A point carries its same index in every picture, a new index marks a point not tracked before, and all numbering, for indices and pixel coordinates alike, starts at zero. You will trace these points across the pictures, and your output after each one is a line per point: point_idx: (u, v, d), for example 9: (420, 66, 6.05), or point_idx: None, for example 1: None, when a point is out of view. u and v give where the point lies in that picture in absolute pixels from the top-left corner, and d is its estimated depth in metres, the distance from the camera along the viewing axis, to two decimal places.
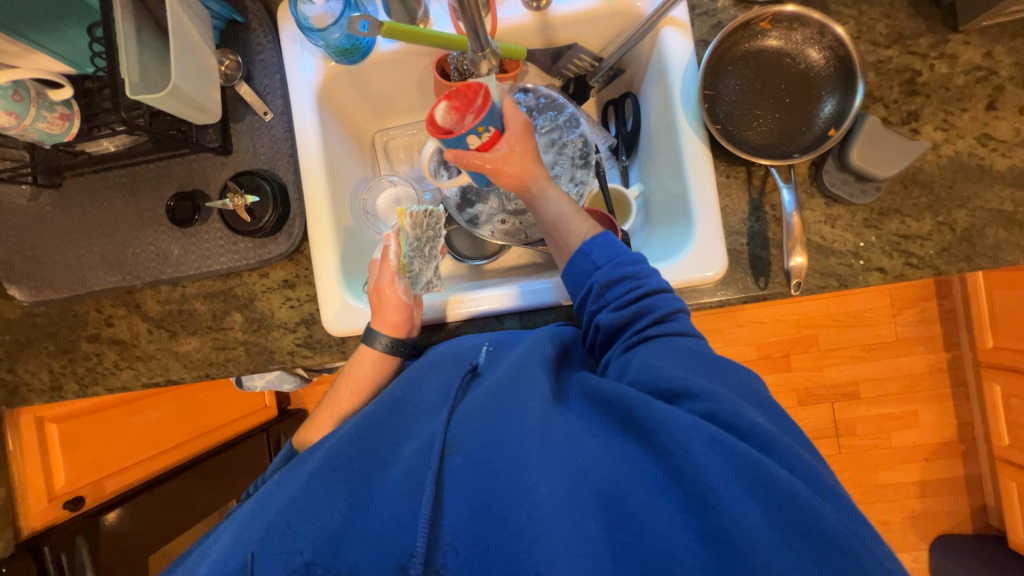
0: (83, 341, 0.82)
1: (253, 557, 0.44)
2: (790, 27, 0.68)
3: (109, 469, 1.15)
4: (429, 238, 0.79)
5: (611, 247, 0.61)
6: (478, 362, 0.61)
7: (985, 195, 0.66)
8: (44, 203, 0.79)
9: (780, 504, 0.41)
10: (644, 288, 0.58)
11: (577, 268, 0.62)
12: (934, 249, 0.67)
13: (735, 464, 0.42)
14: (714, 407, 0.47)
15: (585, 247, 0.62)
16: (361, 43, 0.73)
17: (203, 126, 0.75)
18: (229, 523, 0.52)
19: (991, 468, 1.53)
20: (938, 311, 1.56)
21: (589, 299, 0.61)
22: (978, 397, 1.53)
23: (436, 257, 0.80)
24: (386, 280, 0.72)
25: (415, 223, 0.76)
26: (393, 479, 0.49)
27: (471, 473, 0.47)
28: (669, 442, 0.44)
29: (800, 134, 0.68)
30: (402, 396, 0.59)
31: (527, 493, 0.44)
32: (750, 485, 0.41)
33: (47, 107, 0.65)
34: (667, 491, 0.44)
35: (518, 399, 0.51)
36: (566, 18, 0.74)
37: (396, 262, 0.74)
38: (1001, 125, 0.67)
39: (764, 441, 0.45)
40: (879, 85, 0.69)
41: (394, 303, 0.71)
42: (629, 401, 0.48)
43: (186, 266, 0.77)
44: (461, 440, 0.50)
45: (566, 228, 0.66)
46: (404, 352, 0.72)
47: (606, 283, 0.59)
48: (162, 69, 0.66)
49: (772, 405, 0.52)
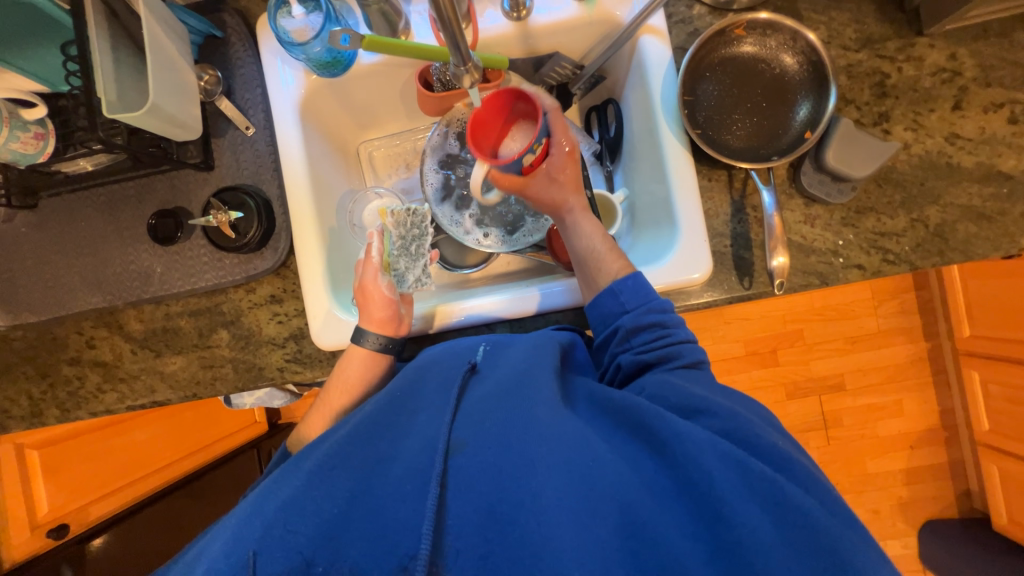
0: (64, 364, 0.80)
1: (255, 556, 0.43)
2: (764, 33, 0.70)
3: (97, 493, 1.13)
4: (414, 237, 0.80)
5: (641, 291, 0.62)
6: (476, 360, 0.60)
7: (954, 191, 0.69)
8: (19, 225, 0.77)
9: (792, 522, 0.42)
10: (671, 339, 0.59)
11: (605, 306, 0.63)
12: (910, 245, 0.69)
13: (750, 483, 0.44)
14: (730, 424, 0.49)
15: (614, 288, 0.63)
16: (344, 55, 0.72)
17: (184, 142, 0.74)
18: (226, 520, 0.51)
19: (973, 453, 1.57)
20: (916, 301, 1.60)
21: (614, 342, 0.62)
22: (958, 384, 1.58)
23: (423, 255, 0.81)
24: (370, 277, 0.72)
25: (398, 223, 0.79)
26: (395, 477, 0.48)
27: (479, 475, 0.46)
28: (683, 455, 0.45)
29: (778, 137, 0.70)
30: (402, 397, 0.57)
31: (538, 499, 0.44)
32: (764, 501, 0.43)
33: (21, 127, 0.64)
34: (678, 502, 0.45)
35: (527, 404, 0.51)
36: (546, 27, 0.75)
37: (379, 259, 0.74)
38: (967, 123, 0.69)
39: (779, 461, 0.47)
40: (851, 88, 0.71)
41: (379, 299, 0.71)
42: (642, 410, 0.49)
43: (169, 284, 0.76)
44: (466, 440, 0.49)
45: (596, 265, 0.67)
46: (393, 349, 0.71)
47: (633, 329, 0.60)
48: (139, 86, 0.65)
49: (774, 417, 0.55)
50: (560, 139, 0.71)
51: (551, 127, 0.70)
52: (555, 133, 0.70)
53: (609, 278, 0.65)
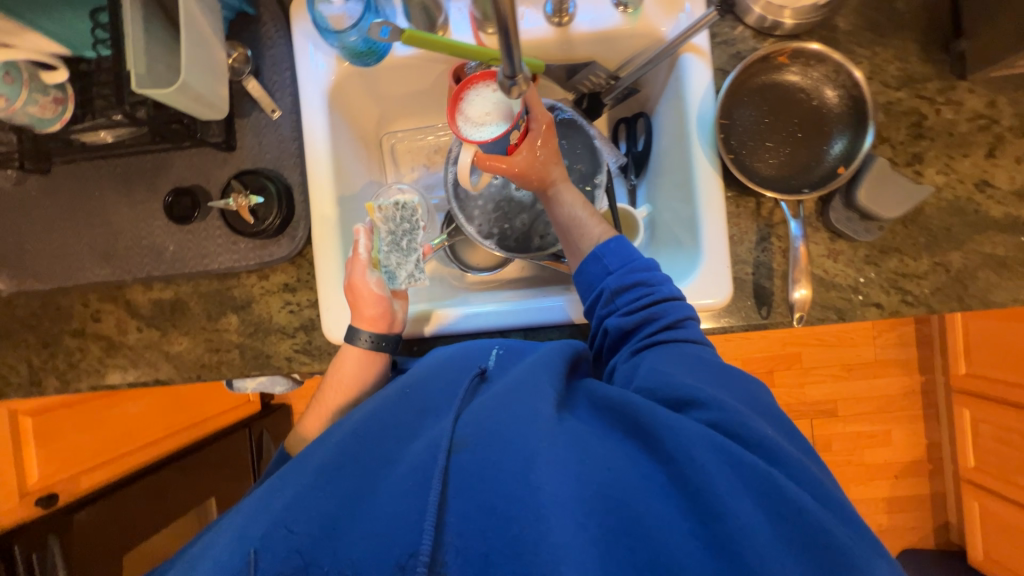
0: (66, 335, 0.79)
1: (256, 554, 0.40)
2: (808, 63, 0.69)
3: (86, 464, 1.12)
4: (406, 231, 0.77)
5: (623, 253, 0.62)
6: (487, 366, 0.57)
7: (979, 239, 0.69)
8: (30, 189, 0.75)
9: (787, 519, 0.40)
10: (655, 296, 0.59)
11: (589, 271, 0.63)
12: (929, 288, 0.69)
13: (745, 478, 0.41)
14: (721, 417, 0.46)
15: (597, 252, 0.63)
16: (378, 46, 0.71)
17: (207, 120, 0.73)
18: (233, 515, 0.47)
19: (955, 487, 1.60)
20: (915, 335, 1.61)
21: (600, 305, 0.62)
22: (948, 419, 1.60)
23: (417, 249, 0.77)
24: (357, 274, 0.70)
25: (388, 218, 0.76)
26: (399, 476, 0.45)
27: (478, 471, 0.44)
28: (674, 449, 0.43)
29: (810, 169, 0.70)
30: (410, 394, 0.54)
31: (534, 493, 0.41)
32: (757, 497, 0.41)
33: (40, 90, 0.63)
34: (674, 500, 0.42)
35: (525, 401, 0.48)
36: (587, 35, 0.74)
37: (367, 256, 0.71)
38: (998, 172, 0.69)
39: (772, 454, 0.44)
40: (888, 126, 0.71)
41: (368, 296, 0.69)
42: (636, 407, 0.47)
43: (181, 263, 0.75)
44: (470, 437, 0.46)
45: (576, 239, 0.67)
46: (387, 346, 0.70)
47: (618, 289, 0.60)
48: (170, 61, 0.63)
49: (783, 419, 0.52)
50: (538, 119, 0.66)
51: (532, 102, 0.65)
52: (536, 108, 0.65)
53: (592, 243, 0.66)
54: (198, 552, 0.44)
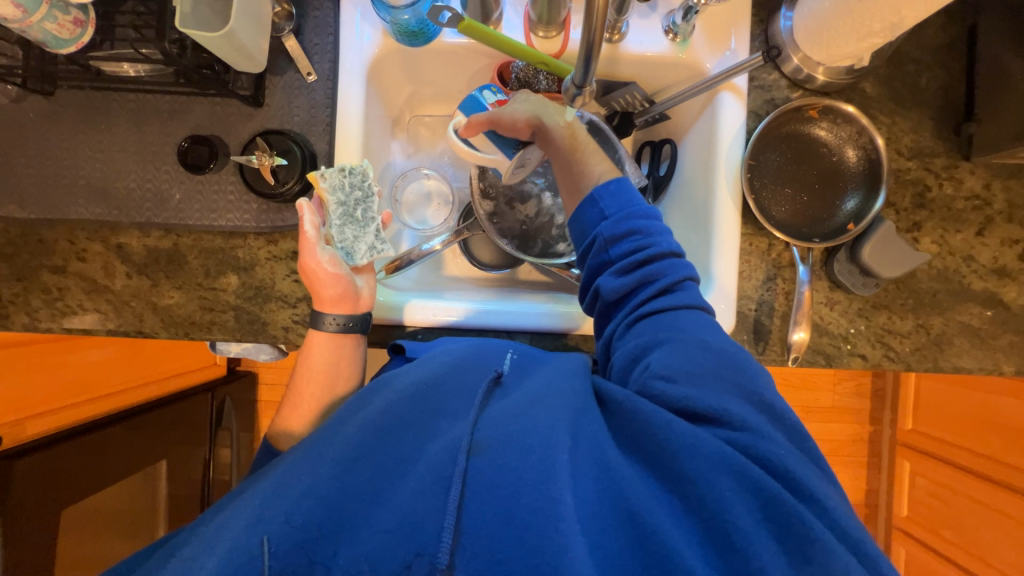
0: (45, 271, 0.73)
1: (269, 543, 0.39)
2: (835, 121, 0.73)
3: (37, 408, 1.04)
4: (359, 199, 0.70)
5: (621, 198, 0.61)
6: (503, 370, 0.56)
7: (959, 308, 0.75)
8: (29, 109, 0.70)
9: (811, 561, 0.41)
10: (649, 253, 0.59)
11: (585, 216, 0.62)
12: (909, 347, 0.75)
13: (762, 507, 0.43)
14: (735, 436, 0.47)
15: (595, 193, 0.62)
16: (429, 28, 0.70)
17: (238, 71, 0.70)
18: (241, 499, 0.45)
19: (886, 533, 1.72)
20: (871, 387, 1.72)
21: (592, 253, 0.61)
22: (888, 469, 1.71)
23: (374, 219, 0.71)
24: (307, 255, 0.65)
25: (334, 187, 0.68)
26: (417, 475, 0.44)
27: (498, 476, 0.44)
28: (692, 471, 0.44)
29: (821, 221, 0.74)
30: (425, 387, 0.52)
31: (555, 505, 0.42)
32: (772, 528, 0.42)
33: (61, 8, 0.59)
34: (689, 520, 0.44)
35: (546, 412, 0.49)
36: (634, 56, 0.75)
37: (316, 233, 0.66)
38: (984, 250, 0.75)
39: (794, 482, 0.45)
40: (896, 192, 0.75)
41: (323, 277, 0.65)
42: (651, 419, 0.47)
43: (186, 214, 0.71)
44: (490, 441, 0.46)
45: (578, 174, 0.65)
46: (355, 328, 0.67)
47: (611, 237, 0.60)
48: (217, 5, 0.60)
49: (792, 422, 0.52)
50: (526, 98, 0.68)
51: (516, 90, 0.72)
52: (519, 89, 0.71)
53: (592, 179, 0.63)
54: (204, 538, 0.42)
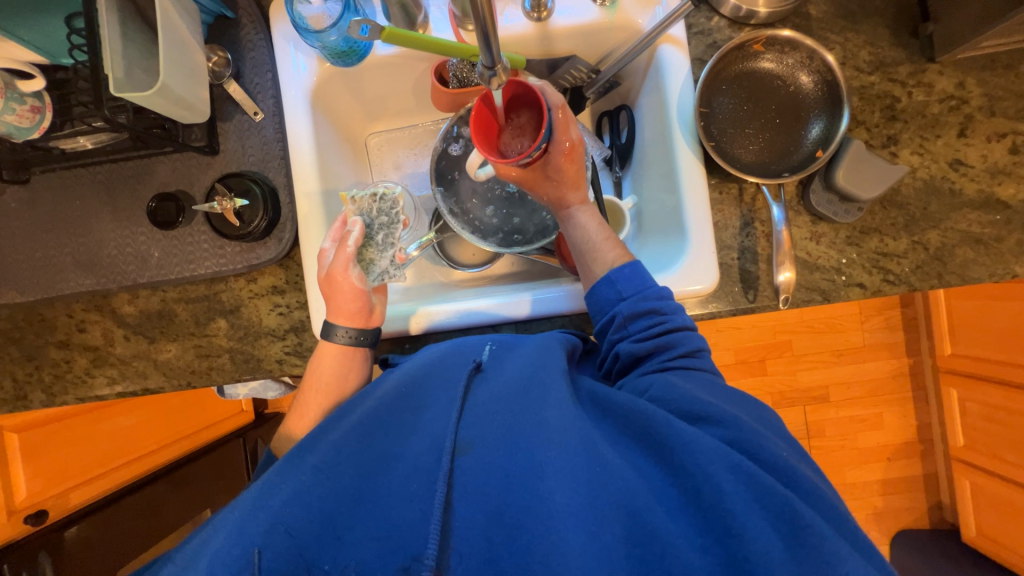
0: (51, 347, 0.77)
1: (259, 553, 0.40)
2: (783, 50, 0.71)
3: (77, 479, 1.10)
4: (383, 224, 0.73)
5: (637, 278, 0.62)
6: (482, 358, 0.57)
7: (955, 217, 0.71)
8: (9, 200, 0.74)
9: (803, 544, 0.40)
10: (667, 326, 0.59)
11: (601, 295, 0.63)
12: (909, 267, 0.71)
13: (761, 498, 0.41)
14: (735, 434, 0.47)
15: (611, 275, 0.62)
16: (359, 45, 0.71)
17: (189, 124, 0.72)
18: (229, 509, 0.47)
19: (947, 467, 1.63)
20: (902, 318, 1.64)
21: (612, 329, 0.62)
22: (936, 400, 1.62)
23: (393, 244, 0.73)
24: (339, 265, 0.67)
25: (362, 210, 0.72)
26: (402, 478, 0.45)
27: (484, 475, 0.44)
28: (687, 461, 0.44)
29: (789, 154, 0.71)
30: (406, 391, 0.54)
31: (544, 503, 0.42)
32: (772, 519, 0.41)
33: (17, 99, 0.62)
34: (684, 513, 0.43)
35: (534, 406, 0.49)
36: (566, 29, 0.75)
37: (355, 249, 0.68)
38: (971, 151, 0.71)
39: (787, 474, 0.45)
40: (862, 110, 0.73)
41: (348, 292, 0.66)
42: (647, 416, 0.47)
43: (166, 269, 0.74)
44: (474, 441, 0.47)
45: (590, 259, 0.67)
46: (365, 341, 0.68)
47: (630, 315, 0.60)
48: (148, 65, 0.64)
49: (789, 435, 0.54)
50: (565, 137, 0.67)
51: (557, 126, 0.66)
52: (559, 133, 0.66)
53: (603, 268, 0.65)
54: (192, 550, 0.44)
